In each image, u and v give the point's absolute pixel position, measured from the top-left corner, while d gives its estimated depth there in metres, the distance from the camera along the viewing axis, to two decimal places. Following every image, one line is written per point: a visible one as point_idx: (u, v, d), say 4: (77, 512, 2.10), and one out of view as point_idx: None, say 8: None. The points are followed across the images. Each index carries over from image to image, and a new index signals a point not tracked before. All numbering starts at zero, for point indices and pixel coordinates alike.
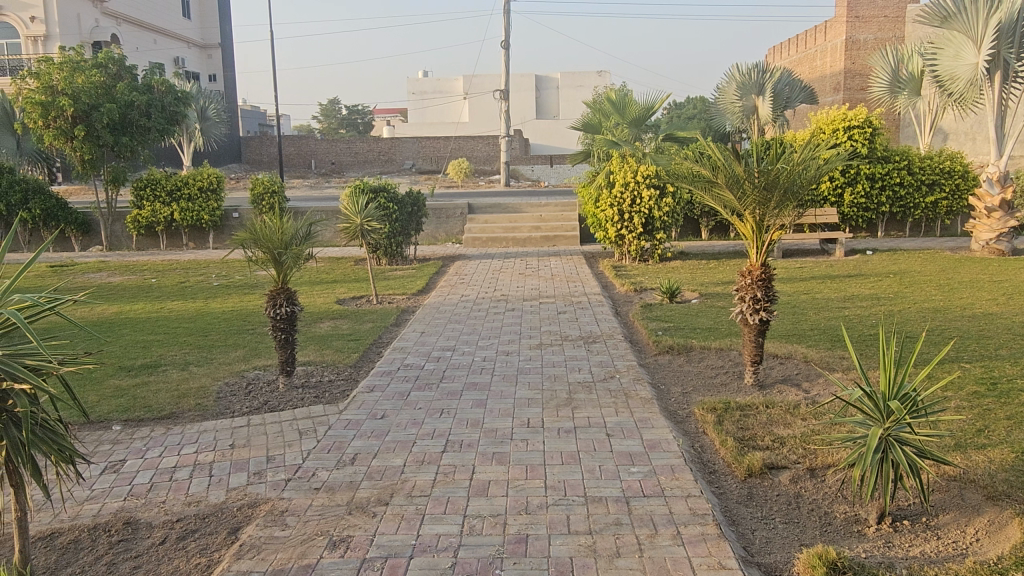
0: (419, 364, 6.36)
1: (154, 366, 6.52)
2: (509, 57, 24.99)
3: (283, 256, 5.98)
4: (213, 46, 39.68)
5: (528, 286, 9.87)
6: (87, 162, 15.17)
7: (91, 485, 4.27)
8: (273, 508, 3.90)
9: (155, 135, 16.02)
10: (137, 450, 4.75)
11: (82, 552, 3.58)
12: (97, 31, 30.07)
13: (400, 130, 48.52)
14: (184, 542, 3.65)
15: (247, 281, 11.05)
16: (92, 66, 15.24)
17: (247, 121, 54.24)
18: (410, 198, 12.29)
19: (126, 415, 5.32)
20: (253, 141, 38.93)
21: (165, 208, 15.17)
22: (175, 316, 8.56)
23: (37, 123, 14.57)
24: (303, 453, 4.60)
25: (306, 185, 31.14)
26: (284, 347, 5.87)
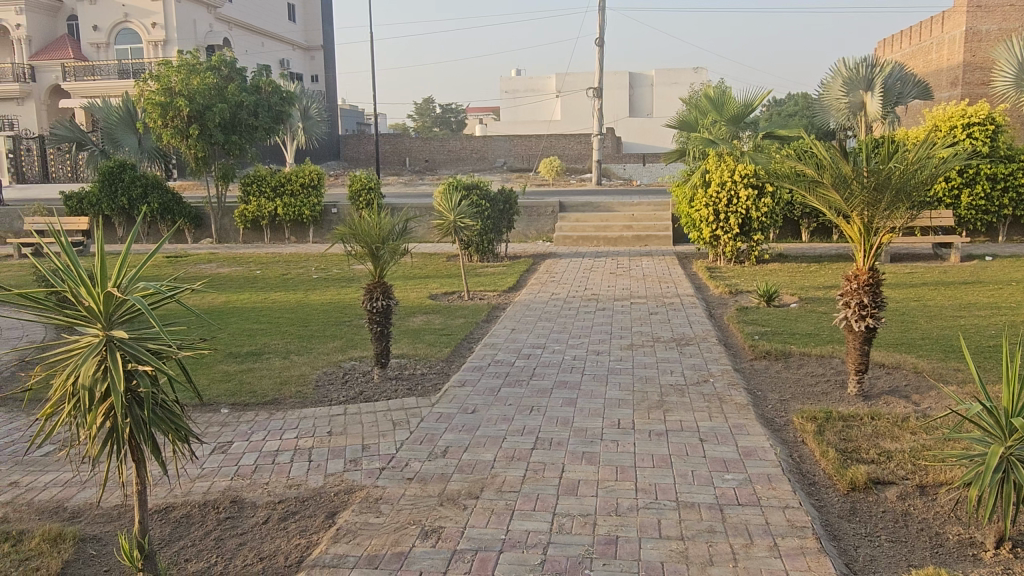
0: (509, 361, 6.40)
1: (258, 354, 6.83)
2: (604, 54, 24.84)
3: (380, 251, 6.15)
4: (317, 48, 41.21)
5: (620, 286, 9.79)
6: (200, 160, 16.10)
7: (201, 464, 4.53)
8: (367, 495, 4.03)
9: (262, 133, 16.80)
10: (242, 433, 5.00)
11: (193, 526, 3.80)
12: (210, 35, 31.88)
13: (493, 128, 49.07)
14: (286, 523, 3.82)
15: (344, 275, 11.41)
16: (207, 68, 16.08)
17: (346, 121, 56.13)
18: (502, 195, 12.38)
19: (233, 400, 5.61)
20: (352, 139, 40.26)
21: (269, 203, 15.91)
22: (277, 307, 8.93)
23: (156, 122, 15.56)
24: (397, 444, 4.72)
25: (401, 182, 31.95)
26: (379, 340, 6.03)
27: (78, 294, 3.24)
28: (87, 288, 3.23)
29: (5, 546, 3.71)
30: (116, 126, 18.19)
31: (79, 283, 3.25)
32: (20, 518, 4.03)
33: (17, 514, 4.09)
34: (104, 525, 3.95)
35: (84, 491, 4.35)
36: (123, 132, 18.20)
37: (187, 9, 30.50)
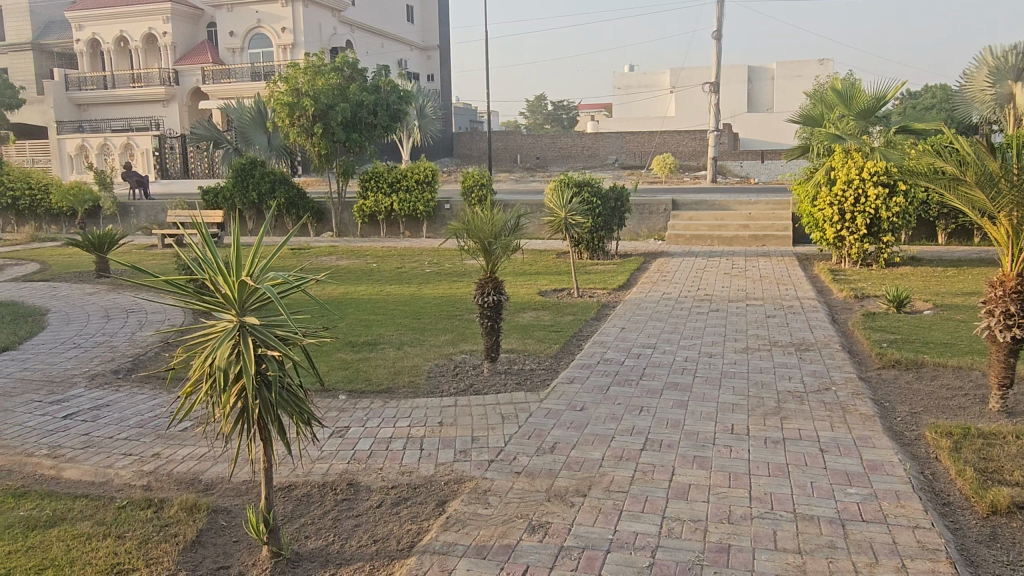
0: (619, 360, 6.34)
1: (374, 344, 7.09)
2: (722, 48, 24.12)
3: (493, 247, 6.21)
4: (433, 48, 42.28)
5: (735, 287, 9.49)
6: (323, 157, 16.89)
7: (320, 446, 4.75)
8: (476, 486, 4.10)
9: (381, 131, 17.42)
10: (359, 419, 5.21)
11: (313, 505, 4.00)
12: (334, 38, 33.38)
13: (605, 125, 48.70)
14: (398, 508, 3.94)
15: (457, 269, 11.67)
16: (331, 69, 16.79)
17: (459, 119, 57.35)
18: (614, 192, 12.22)
19: (350, 387, 5.86)
20: (465, 136, 41.02)
21: (386, 198, 16.49)
22: (393, 299, 9.24)
23: (284, 122, 16.49)
24: (506, 437, 4.78)
25: (512, 179, 32.26)
26: (489, 334, 6.13)
27: (216, 282, 3.47)
28: (223, 277, 3.45)
29: (149, 512, 4.05)
30: (248, 125, 19.38)
31: (217, 272, 3.47)
32: (162, 488, 4.39)
33: (160, 484, 4.45)
34: (234, 499, 4.22)
35: (216, 465, 4.66)
36: (254, 131, 19.37)
37: (314, 14, 32.05)
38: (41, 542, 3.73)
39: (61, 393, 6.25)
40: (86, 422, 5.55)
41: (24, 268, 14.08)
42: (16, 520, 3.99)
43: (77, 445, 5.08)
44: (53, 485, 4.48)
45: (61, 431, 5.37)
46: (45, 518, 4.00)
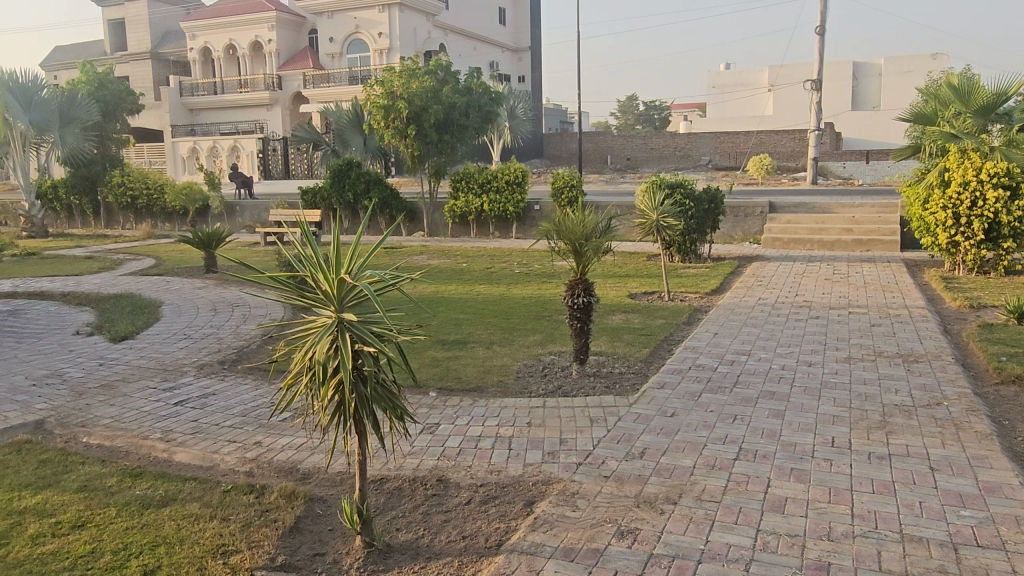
0: (712, 366, 6.19)
1: (464, 342, 7.19)
2: (825, 43, 23.16)
3: (584, 248, 6.16)
4: (524, 49, 42.51)
5: (837, 293, 9.09)
6: (416, 158, 17.26)
7: (412, 442, 4.85)
8: (564, 489, 4.09)
9: (472, 133, 17.63)
10: (449, 416, 5.30)
11: (404, 499, 4.09)
12: (428, 42, 34.09)
13: (698, 125, 47.71)
14: (486, 506, 3.98)
15: (546, 270, 11.69)
16: (425, 72, 17.12)
17: (549, 120, 57.51)
18: (707, 194, 11.95)
19: (440, 384, 5.97)
20: (556, 137, 41.04)
21: (477, 199, 16.72)
22: (482, 299, 9.34)
23: (379, 124, 16.99)
24: (594, 441, 4.74)
25: (603, 180, 32.08)
26: (578, 336, 6.10)
27: (317, 279, 3.60)
28: (323, 275, 3.58)
29: (251, 497, 4.24)
30: (346, 128, 20.04)
31: (317, 269, 3.60)
32: (264, 475, 4.59)
33: (261, 470, 4.66)
34: (329, 489, 4.36)
35: (313, 455, 4.84)
36: (351, 133, 20.02)
37: (409, 18, 32.82)
38: (154, 520, 3.97)
39: (173, 381, 6.66)
40: (195, 409, 5.88)
41: (141, 263, 15.06)
42: (133, 498, 4.26)
43: (187, 431, 5.38)
44: (166, 467, 4.77)
45: (172, 417, 5.71)
46: (158, 498, 4.26)
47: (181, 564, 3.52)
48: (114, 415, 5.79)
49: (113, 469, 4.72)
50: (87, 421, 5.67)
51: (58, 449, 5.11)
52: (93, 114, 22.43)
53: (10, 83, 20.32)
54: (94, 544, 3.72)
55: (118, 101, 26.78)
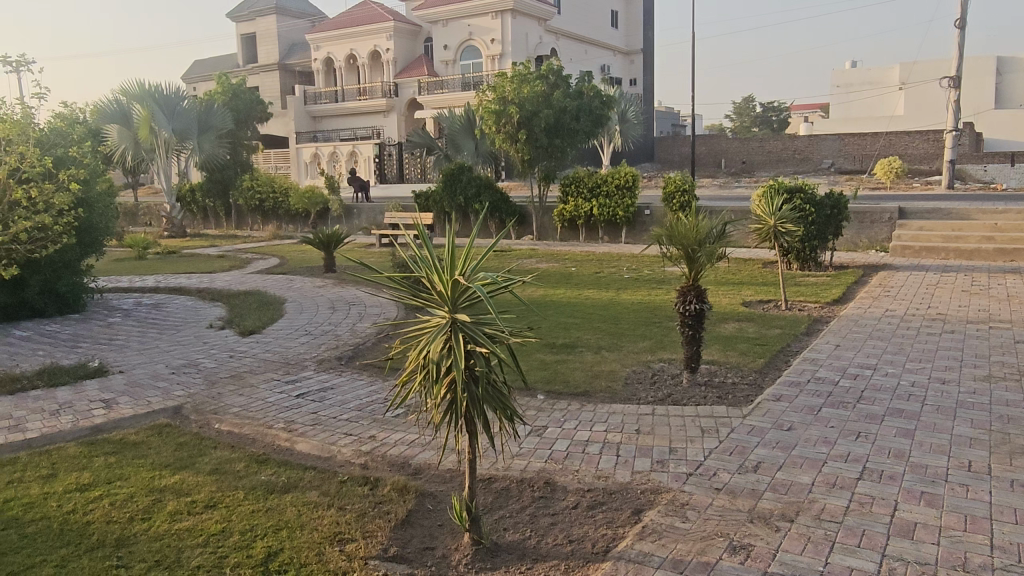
0: (832, 380, 5.88)
1: (572, 346, 7.19)
2: (965, 37, 21.57)
3: (697, 253, 6.01)
4: (637, 52, 42.02)
5: (975, 306, 8.44)
6: (526, 162, 17.43)
7: (520, 443, 4.91)
8: (674, 499, 4.00)
9: (583, 137, 17.57)
10: (556, 420, 5.31)
11: (512, 499, 4.13)
12: (540, 47, 34.33)
13: (820, 126, 45.58)
14: (593, 511, 3.96)
15: (656, 276, 11.50)
16: (536, 77, 17.24)
17: (661, 123, 56.62)
18: (830, 200, 11.40)
19: (548, 387, 5.99)
20: (667, 141, 40.32)
21: (586, 203, 16.68)
22: (591, 303, 9.31)
23: (491, 129, 17.34)
24: (705, 451, 4.62)
25: (717, 184, 31.22)
26: (690, 344, 5.96)
27: (432, 280, 3.70)
28: (438, 276, 3.67)
29: (365, 488, 4.41)
30: (459, 133, 20.63)
31: (432, 270, 3.71)
32: (378, 468, 4.77)
33: (375, 464, 4.84)
34: (439, 485, 4.47)
35: (425, 452, 4.97)
36: (463, 138, 20.64)
37: (522, 24, 33.17)
38: (277, 505, 4.21)
39: (295, 374, 7.03)
40: (314, 402, 6.18)
41: (268, 262, 15.98)
42: (258, 483, 4.53)
43: (307, 422, 5.67)
44: (288, 456, 5.04)
45: (295, 408, 6.02)
46: (281, 484, 4.51)
47: (301, 549, 3.71)
48: (242, 404, 6.18)
49: (241, 455, 5.04)
50: (219, 409, 6.08)
51: (194, 434, 5.51)
52: (227, 123, 24.16)
53: (156, 95, 22.14)
54: (225, 524, 3.98)
55: (249, 109, 28.58)
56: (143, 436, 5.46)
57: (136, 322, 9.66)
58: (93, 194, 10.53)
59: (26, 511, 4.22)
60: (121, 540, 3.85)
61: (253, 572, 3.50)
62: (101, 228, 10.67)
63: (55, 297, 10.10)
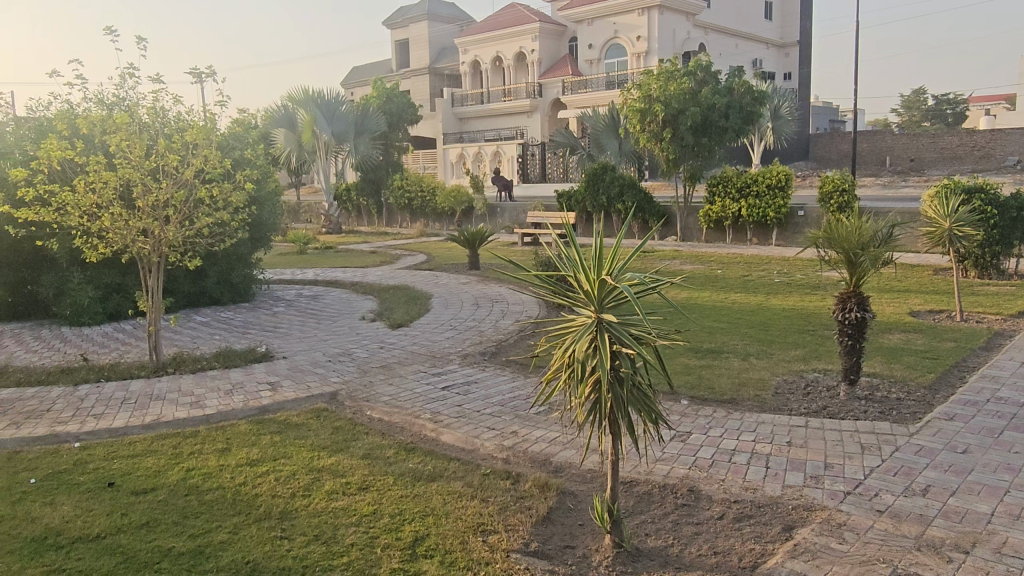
0: (1016, 401, 5.30)
1: (718, 352, 6.95)
2: None
3: (860, 258, 5.56)
4: (793, 44, 39.84)
5: None
6: (671, 162, 17.05)
7: (663, 447, 4.81)
8: (829, 518, 3.77)
9: (732, 135, 16.89)
10: (701, 426, 5.15)
11: (654, 505, 4.06)
12: (688, 42, 33.47)
13: (1005, 119, 41.21)
14: (740, 524, 3.81)
15: (811, 280, 10.88)
16: (684, 74, 16.81)
17: (818, 118, 53.50)
18: (1016, 201, 10.29)
19: (693, 392, 5.83)
20: (825, 138, 38.04)
21: (735, 203, 16.07)
22: (739, 308, 8.94)
23: (636, 127, 17.13)
24: (866, 470, 4.31)
25: (881, 184, 29.02)
26: (849, 354, 5.57)
27: (579, 280, 3.70)
28: (585, 275, 3.67)
29: (507, 483, 4.50)
30: (603, 133, 20.54)
31: (580, 270, 3.71)
32: (520, 463, 4.84)
33: (516, 459, 4.92)
34: (580, 485, 4.48)
35: (567, 450, 4.99)
36: (607, 138, 20.52)
37: (669, 20, 32.46)
38: (424, 492, 4.38)
39: (441, 367, 7.29)
40: (458, 395, 6.38)
41: (416, 258, 16.70)
42: (407, 470, 4.74)
43: (452, 414, 5.86)
44: (435, 446, 5.22)
45: (441, 400, 6.25)
46: (428, 472, 4.69)
47: (447, 536, 3.85)
48: (392, 394, 6.48)
49: (391, 442, 5.29)
50: (371, 396, 6.43)
51: (348, 419, 5.85)
52: (381, 125, 25.54)
53: (318, 100, 23.77)
54: (376, 506, 4.20)
55: (401, 112, 30.04)
56: (304, 419, 5.86)
57: (298, 312, 10.40)
58: (263, 192, 11.49)
59: (205, 480, 4.65)
60: (285, 513, 4.16)
61: (402, 554, 3.67)
62: (270, 224, 11.63)
63: (229, 287, 11.05)
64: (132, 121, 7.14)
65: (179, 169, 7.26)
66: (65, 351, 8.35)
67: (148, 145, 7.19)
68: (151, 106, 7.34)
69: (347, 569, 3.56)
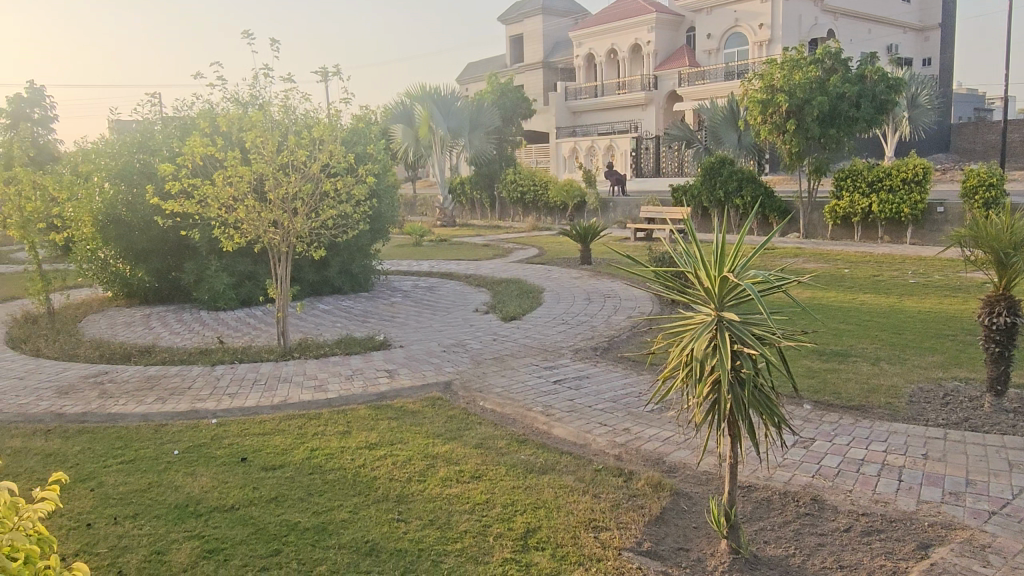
0: None
1: (844, 355, 6.59)
2: None
3: (1012, 259, 5.09)
4: (933, 27, 36.89)
5: None
6: (794, 155, 16.21)
7: (784, 453, 4.60)
8: (971, 539, 3.50)
9: (863, 126, 15.89)
10: (826, 433, 4.90)
11: (774, 512, 3.89)
12: (815, 29, 31.53)
13: None
14: (869, 538, 3.59)
15: (950, 282, 10.11)
16: (810, 62, 16.04)
17: (960, 107, 49.53)
18: None
19: (817, 397, 5.55)
20: (968, 128, 35.21)
21: (865, 198, 15.16)
22: (869, 309, 8.44)
23: (757, 119, 16.47)
24: (1014, 489, 3.97)
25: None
26: (996, 363, 5.14)
27: (699, 277, 3.60)
28: (706, 272, 3.56)
29: (619, 480, 4.45)
30: (721, 125, 19.90)
31: (701, 267, 3.60)
32: (632, 461, 4.78)
33: (629, 456, 4.86)
34: (695, 486, 4.37)
35: (681, 451, 4.88)
36: (725, 130, 19.88)
37: (795, 5, 30.95)
38: (536, 485, 4.40)
39: (553, 361, 7.30)
40: (571, 389, 6.38)
41: (528, 252, 16.82)
42: (518, 461, 4.78)
43: (564, 408, 5.86)
44: (546, 439, 5.24)
45: (552, 394, 6.26)
46: (539, 465, 4.71)
47: (558, 529, 3.85)
48: (504, 385, 6.57)
49: (503, 433, 5.35)
50: (483, 387, 6.54)
51: (462, 408, 5.98)
52: (495, 120, 25.86)
53: (434, 96, 24.39)
54: (488, 496, 4.26)
55: (514, 107, 30.32)
56: (420, 406, 6.04)
57: (414, 303, 10.72)
58: (382, 186, 11.91)
59: (328, 460, 4.88)
60: (402, 496, 4.30)
61: (513, 544, 3.71)
62: (388, 216, 12.04)
63: (349, 276, 11.53)
64: (266, 119, 7.56)
65: (307, 164, 7.65)
66: (204, 334, 8.99)
67: (280, 141, 7.60)
68: (282, 103, 7.76)
69: (460, 555, 3.64)
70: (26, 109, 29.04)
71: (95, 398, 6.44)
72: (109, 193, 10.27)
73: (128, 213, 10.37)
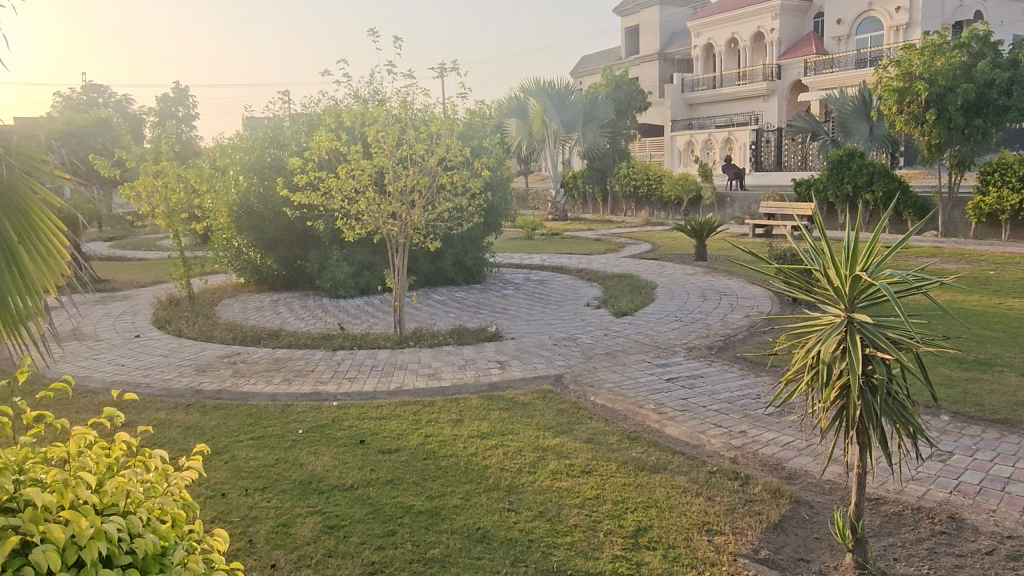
0: None
1: (988, 364, 6.07)
2: None
3: None
4: None
5: None
6: (934, 147, 15.06)
7: (919, 467, 4.29)
8: None
9: (1015, 115, 14.59)
10: (966, 447, 4.53)
11: (906, 529, 3.64)
12: (961, 10, 28.51)
13: None
14: (1015, 564, 3.30)
15: None
16: (954, 47, 14.91)
17: None
18: None
19: (956, 408, 5.14)
20: None
21: (1015, 194, 13.87)
22: (1016, 315, 7.74)
23: (891, 109, 15.42)
24: None
25: None
26: None
27: (829, 276, 3.41)
28: (836, 271, 3.38)
29: (735, 483, 4.31)
30: (851, 117, 18.84)
31: (831, 265, 3.41)
32: (749, 465, 4.61)
33: (746, 460, 4.69)
34: (818, 495, 4.17)
35: (803, 457, 4.67)
36: (856, 122, 18.81)
37: None
38: (648, 483, 4.33)
39: (666, 359, 7.16)
40: (684, 388, 6.23)
41: (640, 247, 16.58)
42: (630, 458, 4.72)
43: (677, 407, 5.72)
44: (658, 437, 5.15)
45: (665, 392, 6.14)
46: (651, 463, 4.63)
47: (671, 530, 3.78)
48: (615, 381, 6.50)
49: (614, 429, 5.30)
50: (595, 382, 6.50)
51: (573, 402, 5.97)
52: (609, 113, 25.57)
53: (548, 91, 24.46)
54: (599, 491, 4.23)
55: (629, 100, 29.89)
56: (530, 398, 6.08)
57: (525, 296, 10.80)
58: (496, 179, 12.06)
59: (441, 447, 5.00)
60: (513, 487, 4.34)
61: (624, 541, 3.67)
62: (501, 209, 12.18)
63: (463, 268, 11.76)
64: (386, 115, 7.81)
65: (425, 158, 7.83)
66: (326, 320, 9.44)
67: (399, 136, 7.84)
68: (401, 99, 7.98)
69: (570, 548, 3.64)
70: (173, 108, 31.58)
71: (229, 377, 6.91)
72: (242, 185, 10.95)
73: (260, 205, 11.04)
